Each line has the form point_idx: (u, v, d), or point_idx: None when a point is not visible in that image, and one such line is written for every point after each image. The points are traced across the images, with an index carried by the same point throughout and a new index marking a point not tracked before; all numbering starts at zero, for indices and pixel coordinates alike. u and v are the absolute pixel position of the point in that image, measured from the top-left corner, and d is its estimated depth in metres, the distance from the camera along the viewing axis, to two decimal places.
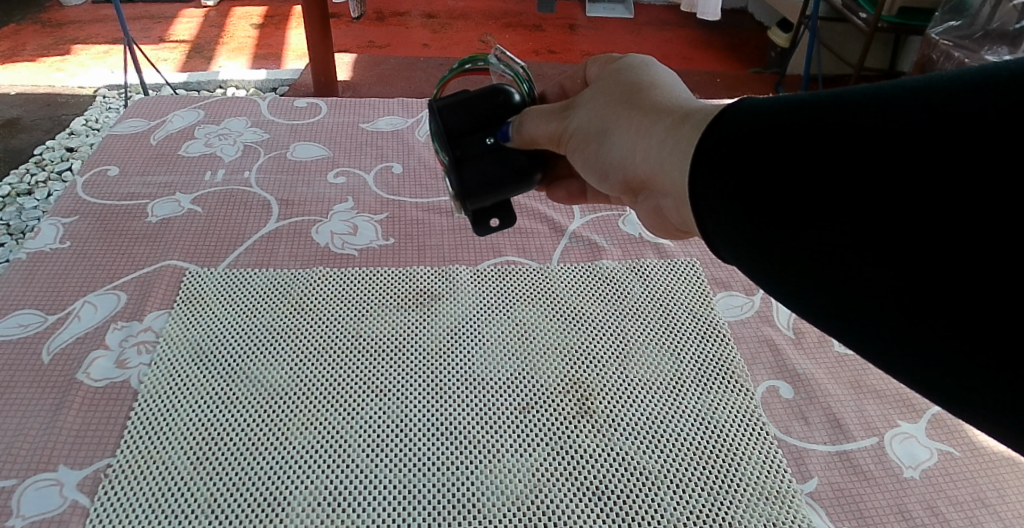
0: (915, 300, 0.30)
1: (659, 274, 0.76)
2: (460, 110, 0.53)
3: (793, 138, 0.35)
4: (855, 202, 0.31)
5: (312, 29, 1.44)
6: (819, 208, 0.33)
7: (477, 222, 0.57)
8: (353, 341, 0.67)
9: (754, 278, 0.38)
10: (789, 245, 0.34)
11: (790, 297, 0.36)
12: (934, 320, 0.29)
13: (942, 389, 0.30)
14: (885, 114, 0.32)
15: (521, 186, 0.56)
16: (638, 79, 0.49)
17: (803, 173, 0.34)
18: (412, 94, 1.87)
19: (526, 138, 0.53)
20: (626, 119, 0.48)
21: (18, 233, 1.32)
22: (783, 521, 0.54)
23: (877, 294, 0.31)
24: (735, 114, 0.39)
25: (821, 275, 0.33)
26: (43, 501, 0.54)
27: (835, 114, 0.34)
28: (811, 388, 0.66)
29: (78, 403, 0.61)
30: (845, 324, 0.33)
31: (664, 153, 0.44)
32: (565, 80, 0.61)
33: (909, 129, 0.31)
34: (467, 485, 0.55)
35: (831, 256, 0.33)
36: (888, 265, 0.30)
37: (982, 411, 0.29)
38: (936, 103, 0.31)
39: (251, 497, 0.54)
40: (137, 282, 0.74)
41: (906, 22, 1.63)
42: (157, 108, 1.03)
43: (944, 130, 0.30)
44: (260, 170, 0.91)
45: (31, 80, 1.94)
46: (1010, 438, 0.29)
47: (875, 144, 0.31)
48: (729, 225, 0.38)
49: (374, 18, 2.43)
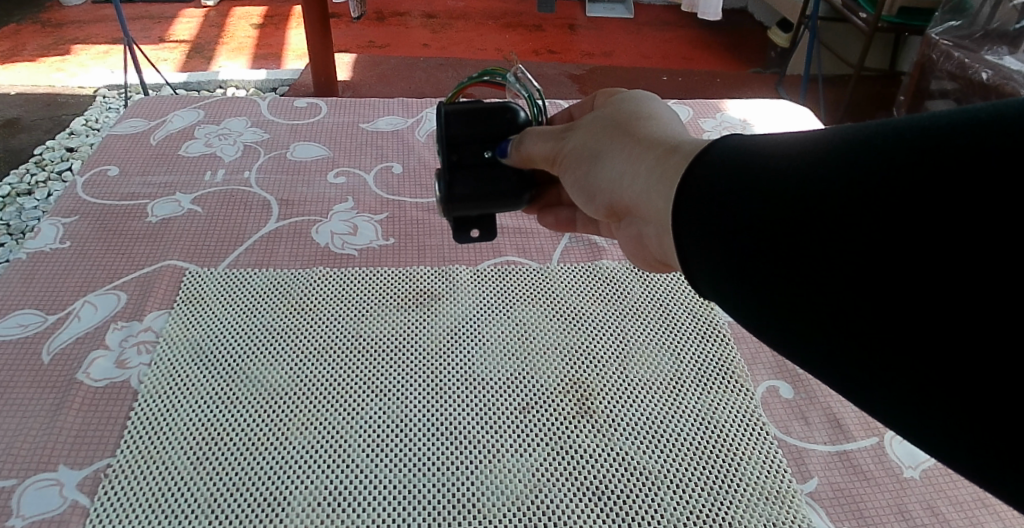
0: (901, 339, 0.29)
1: (660, 275, 0.76)
2: (466, 120, 0.54)
3: (783, 176, 0.35)
4: (845, 241, 0.31)
5: (312, 28, 1.44)
6: (809, 246, 0.32)
7: (457, 229, 0.57)
8: (354, 341, 0.67)
9: (742, 322, 0.37)
10: (778, 286, 0.34)
11: (779, 342, 0.35)
12: (922, 360, 0.28)
13: (933, 438, 0.29)
14: (875, 155, 0.31)
15: (509, 206, 0.55)
16: (638, 111, 0.50)
17: (796, 211, 0.33)
18: (412, 94, 1.87)
19: (523, 156, 0.53)
20: (617, 146, 0.48)
21: (18, 233, 1.32)
22: (783, 521, 0.54)
23: (866, 335, 0.30)
24: (724, 152, 0.39)
25: (809, 318, 0.33)
26: (43, 501, 0.54)
27: (826, 153, 0.33)
28: (811, 389, 0.66)
29: (78, 403, 0.61)
30: (834, 368, 0.32)
31: (651, 182, 0.44)
32: (574, 108, 0.61)
33: (903, 168, 0.30)
34: (467, 485, 0.55)
35: (819, 296, 0.32)
36: (874, 301, 0.30)
37: (974, 462, 0.28)
38: (926, 143, 0.30)
39: (252, 497, 0.54)
40: (138, 282, 0.74)
41: (906, 22, 1.63)
42: (158, 107, 1.03)
43: (938, 169, 0.29)
44: (260, 170, 0.91)
45: (31, 81, 1.94)
46: (996, 488, 0.28)
47: (865, 183, 0.31)
48: (715, 261, 0.37)
49: (374, 18, 2.43)
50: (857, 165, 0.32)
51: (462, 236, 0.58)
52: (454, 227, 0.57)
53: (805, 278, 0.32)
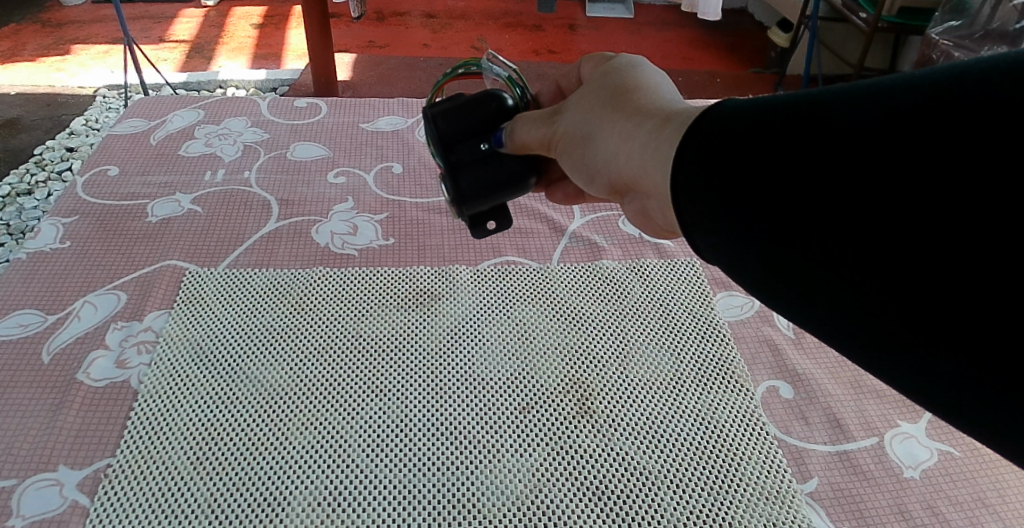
0: (902, 301, 0.29)
1: (659, 274, 0.76)
2: (455, 117, 0.53)
3: (779, 137, 0.34)
4: (843, 202, 0.31)
5: (312, 27, 1.44)
6: (806, 209, 0.32)
7: (474, 225, 0.56)
8: (354, 341, 0.67)
9: (746, 286, 0.37)
10: (778, 248, 0.34)
11: (783, 302, 0.35)
12: (924, 326, 0.29)
13: (942, 400, 0.30)
14: (874, 112, 0.31)
15: (517, 190, 0.55)
16: (624, 81, 0.49)
17: (789, 171, 0.33)
18: (412, 93, 1.87)
19: (518, 144, 0.53)
20: (610, 124, 0.48)
21: (18, 233, 1.32)
22: (783, 521, 0.54)
23: (871, 297, 0.30)
24: (719, 114, 0.38)
25: (811, 279, 0.33)
26: (43, 501, 0.54)
27: (826, 115, 0.33)
28: (811, 389, 0.66)
29: (77, 403, 0.61)
30: (842, 333, 0.33)
31: (646, 156, 0.44)
32: (560, 79, 0.60)
33: (894, 125, 0.30)
34: (467, 485, 0.55)
35: (821, 258, 0.32)
36: (875, 272, 0.30)
37: (988, 424, 0.29)
38: (921, 100, 0.30)
39: (251, 497, 0.54)
40: (138, 282, 0.74)
41: (906, 22, 1.63)
42: (158, 108, 1.03)
43: (934, 125, 0.29)
44: (260, 169, 0.91)
45: (31, 80, 1.94)
46: (1006, 445, 0.29)
47: (860, 139, 0.31)
48: (710, 226, 0.38)
49: (375, 18, 2.43)
50: (853, 124, 0.32)
51: (479, 231, 0.58)
52: (470, 225, 0.57)
53: (805, 243, 0.33)
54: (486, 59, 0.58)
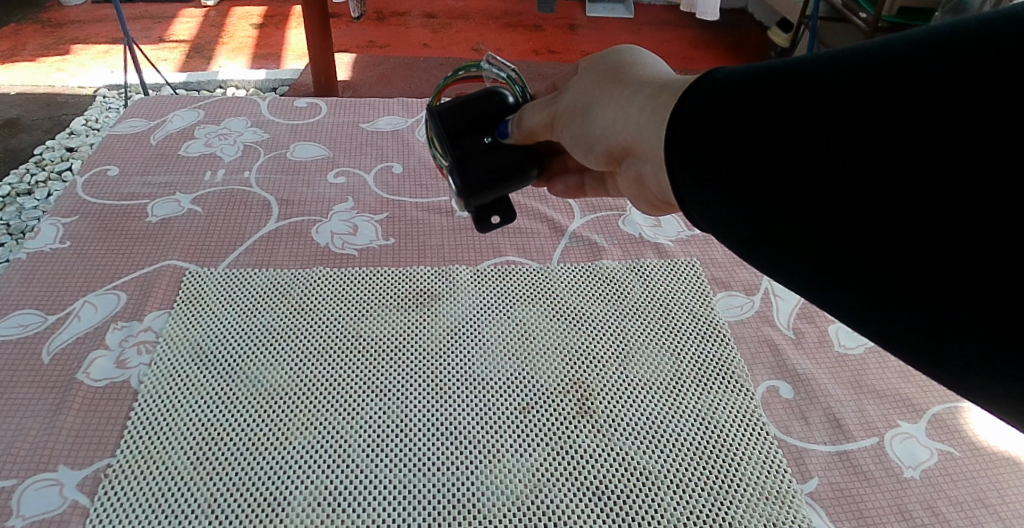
0: (909, 256, 0.30)
1: (659, 275, 0.76)
2: (459, 111, 0.54)
3: (780, 103, 0.35)
4: (845, 170, 0.32)
5: (312, 28, 1.44)
6: (809, 172, 0.33)
7: (477, 218, 0.55)
8: (354, 341, 0.67)
9: (750, 261, 0.38)
10: (789, 217, 0.35)
11: (792, 280, 0.36)
12: (931, 280, 0.30)
13: (951, 365, 0.30)
14: (875, 75, 0.32)
15: (519, 182, 0.54)
16: (622, 60, 0.49)
17: (788, 138, 0.35)
18: (412, 94, 1.87)
19: (525, 131, 0.53)
20: (610, 100, 0.48)
21: (18, 233, 1.32)
22: (783, 521, 0.54)
23: (875, 263, 0.31)
24: (715, 81, 0.39)
25: (818, 248, 0.34)
26: (43, 501, 0.54)
27: (826, 85, 0.34)
28: (811, 389, 0.66)
29: (78, 403, 0.61)
30: (845, 298, 0.33)
31: (644, 119, 0.44)
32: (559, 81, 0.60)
33: (893, 88, 0.31)
34: (467, 485, 0.55)
35: (826, 220, 0.33)
36: (873, 230, 0.31)
37: (993, 386, 0.29)
38: (920, 65, 0.31)
39: (251, 497, 0.54)
40: (138, 282, 0.74)
41: (906, 22, 1.62)
42: (158, 108, 1.03)
43: (933, 84, 0.30)
44: (260, 169, 0.91)
45: (31, 80, 1.94)
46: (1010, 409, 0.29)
47: (861, 108, 0.32)
48: (715, 206, 0.38)
49: (375, 18, 2.43)
50: (850, 90, 0.33)
51: (484, 227, 0.56)
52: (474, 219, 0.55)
53: (808, 205, 0.34)
54: (486, 60, 0.58)
